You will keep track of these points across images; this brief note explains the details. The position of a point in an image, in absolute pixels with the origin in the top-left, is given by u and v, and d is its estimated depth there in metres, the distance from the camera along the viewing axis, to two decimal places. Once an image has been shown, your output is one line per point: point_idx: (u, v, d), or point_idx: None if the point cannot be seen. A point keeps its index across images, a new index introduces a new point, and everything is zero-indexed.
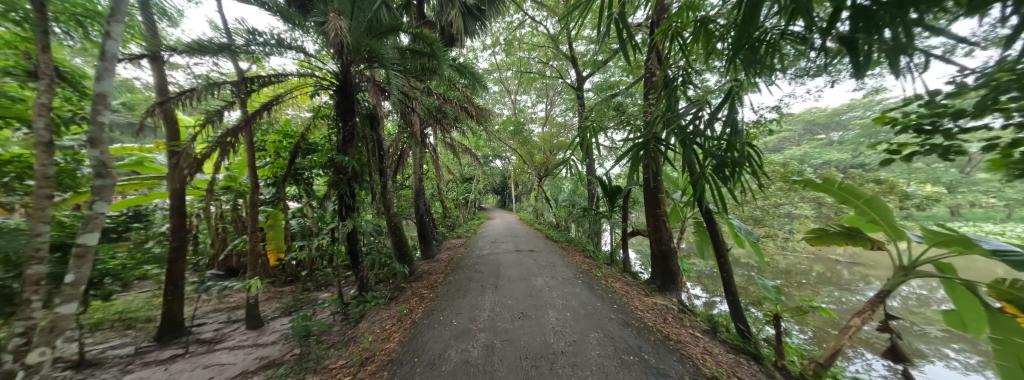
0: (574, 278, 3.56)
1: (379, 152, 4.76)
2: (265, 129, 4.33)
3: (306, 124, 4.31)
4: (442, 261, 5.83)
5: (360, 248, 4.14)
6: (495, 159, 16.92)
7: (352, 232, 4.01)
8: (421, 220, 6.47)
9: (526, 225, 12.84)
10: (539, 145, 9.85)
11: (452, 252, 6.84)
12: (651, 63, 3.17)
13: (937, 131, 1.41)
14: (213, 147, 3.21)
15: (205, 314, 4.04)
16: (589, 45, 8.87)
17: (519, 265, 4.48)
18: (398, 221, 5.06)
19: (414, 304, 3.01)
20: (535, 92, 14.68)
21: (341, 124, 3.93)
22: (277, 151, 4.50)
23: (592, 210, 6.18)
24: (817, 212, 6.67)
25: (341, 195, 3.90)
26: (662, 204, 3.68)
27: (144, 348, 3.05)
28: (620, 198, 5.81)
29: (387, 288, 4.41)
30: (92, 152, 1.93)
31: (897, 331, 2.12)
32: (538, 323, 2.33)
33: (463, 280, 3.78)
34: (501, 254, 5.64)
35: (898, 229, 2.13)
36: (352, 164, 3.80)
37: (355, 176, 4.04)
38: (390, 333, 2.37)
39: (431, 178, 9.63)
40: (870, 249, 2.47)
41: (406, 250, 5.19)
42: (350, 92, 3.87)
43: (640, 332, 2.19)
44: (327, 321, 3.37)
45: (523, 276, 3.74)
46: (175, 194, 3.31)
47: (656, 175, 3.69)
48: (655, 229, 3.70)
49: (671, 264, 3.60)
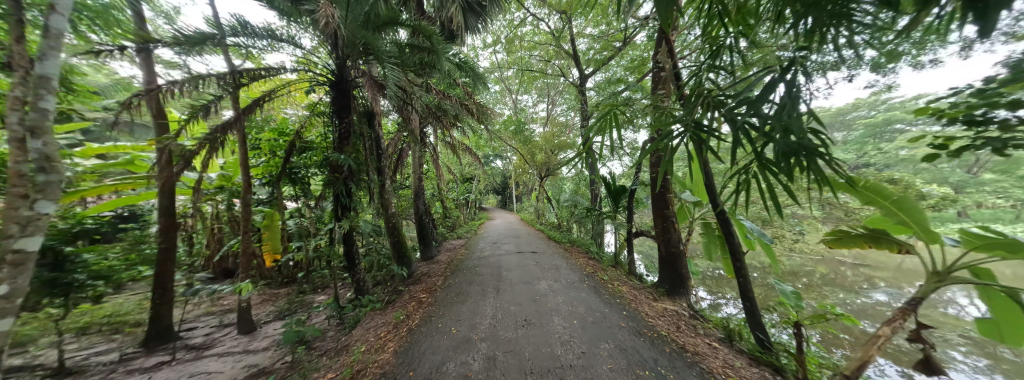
0: (579, 282, 3.42)
1: (377, 151, 4.64)
2: (260, 126, 4.20)
3: (302, 122, 4.18)
4: (442, 263, 5.70)
5: (356, 250, 4.00)
6: (496, 159, 16.83)
7: (348, 233, 3.87)
8: (421, 220, 6.34)
9: (527, 225, 12.68)
10: (541, 144, 9.69)
11: (452, 253, 6.68)
12: (660, 57, 3.03)
13: (991, 123, 1.26)
14: (202, 145, 3.05)
15: (197, 318, 3.92)
16: (592, 42, 8.71)
17: (521, 267, 4.33)
18: (396, 221, 4.92)
19: (411, 309, 2.86)
20: (536, 91, 14.59)
21: (338, 121, 3.81)
22: (272, 149, 4.36)
23: (596, 211, 6.02)
24: (825, 212, 6.52)
25: (337, 194, 3.77)
26: (671, 205, 3.54)
27: (130, 354, 2.91)
28: (625, 198, 5.67)
29: (384, 290, 4.28)
30: (33, 143, 1.79)
31: (929, 341, 1.98)
32: (543, 333, 2.18)
33: (463, 283, 3.63)
34: (502, 256, 5.50)
35: (932, 232, 1.99)
36: (348, 163, 3.67)
37: (351, 175, 3.90)
38: (384, 342, 2.23)
39: (431, 178, 9.50)
40: (897, 252, 2.33)
41: (405, 252, 5.05)
42: (347, 89, 3.75)
43: (654, 342, 2.04)
44: (321, 326, 3.23)
45: (526, 280, 3.59)
46: (163, 193, 3.17)
47: (664, 174, 3.55)
48: (664, 230, 3.55)
49: (681, 266, 3.45)
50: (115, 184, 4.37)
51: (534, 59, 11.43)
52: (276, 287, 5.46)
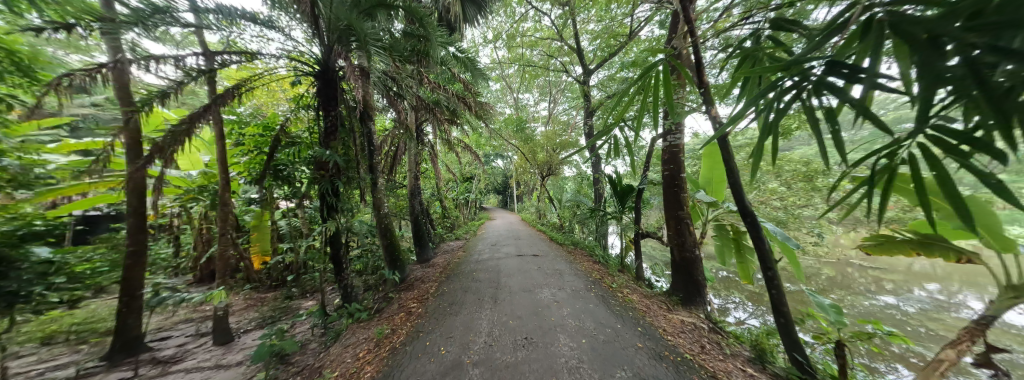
0: (585, 290, 3.14)
1: (369, 147, 4.41)
2: (243, 121, 3.95)
3: (287, 115, 3.92)
4: (438, 266, 5.43)
5: (344, 253, 3.72)
6: (497, 159, 16.60)
7: (335, 236, 3.59)
8: (417, 221, 6.02)
9: (528, 226, 12.36)
10: (542, 143, 9.40)
11: (449, 256, 6.38)
12: (677, 42, 2.74)
13: None
14: (172, 140, 2.79)
15: (175, 325, 3.66)
16: (595, 38, 8.44)
17: (522, 273, 4.04)
18: (389, 222, 4.65)
19: (398, 322, 2.59)
20: (538, 90, 14.37)
21: (324, 115, 3.54)
22: (257, 145, 4.09)
23: (601, 212, 5.73)
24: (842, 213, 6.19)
25: (323, 193, 3.49)
26: (685, 206, 3.25)
27: (88, 369, 2.64)
28: (631, 197, 5.39)
29: (375, 296, 4.02)
30: None
31: (1001, 368, 1.68)
32: (548, 356, 1.89)
33: (458, 291, 3.35)
34: (502, 259, 5.22)
35: (1007, 239, 1.68)
36: (334, 159, 3.40)
37: (337, 173, 3.62)
38: (361, 366, 1.95)
39: (430, 177, 9.22)
40: (953, 261, 2.04)
41: (399, 255, 4.77)
42: (333, 80, 3.50)
43: (679, 369, 1.77)
44: (303, 337, 2.97)
45: (528, 288, 3.30)
46: (134, 193, 2.92)
47: (677, 173, 3.27)
48: (677, 234, 3.25)
49: (697, 274, 3.14)
50: (95, 183, 4.17)
51: (535, 56, 11.17)
52: (264, 292, 5.20)
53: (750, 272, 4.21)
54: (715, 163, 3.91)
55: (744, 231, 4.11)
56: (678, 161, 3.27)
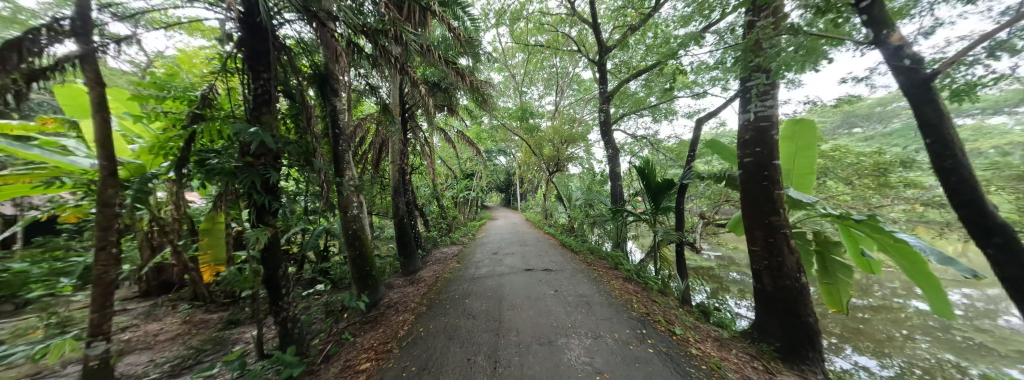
0: (636, 347, 2.07)
1: (333, 132, 3.45)
2: (160, 95, 2.99)
3: (212, 89, 2.91)
4: (426, 281, 4.46)
5: (288, 273, 2.66)
6: (498, 157, 15.59)
7: (273, 252, 2.49)
8: (402, 223, 5.01)
9: (532, 227, 11.43)
10: (549, 136, 8.41)
11: (439, 267, 5.35)
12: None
13: None
14: None
15: (59, 370, 2.70)
16: (611, 18, 7.53)
17: (532, 302, 3.03)
18: (360, 228, 3.63)
19: None
20: (543, 82, 13.54)
21: (251, 79, 2.51)
22: (177, 130, 3.10)
23: (625, 213, 4.68)
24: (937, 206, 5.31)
25: (246, 190, 2.39)
26: (781, 210, 2.29)
27: None
28: (666, 195, 4.35)
29: (336, 329, 3.00)
30: None
31: None
32: None
33: (438, 341, 2.35)
34: (504, 277, 4.18)
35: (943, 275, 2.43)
36: (263, 140, 2.28)
37: (276, 164, 2.58)
38: None
39: (424, 174, 8.28)
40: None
41: (372, 271, 3.77)
42: (260, 26, 2.45)
43: None
44: None
45: (543, 337, 2.26)
46: None
47: (766, 159, 2.31)
48: (770, 251, 2.30)
49: (804, 313, 2.19)
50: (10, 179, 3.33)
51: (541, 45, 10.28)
52: (210, 311, 4.25)
53: (841, 296, 3.11)
54: (800, 149, 2.89)
55: (834, 242, 3.05)
56: (770, 142, 2.31)
